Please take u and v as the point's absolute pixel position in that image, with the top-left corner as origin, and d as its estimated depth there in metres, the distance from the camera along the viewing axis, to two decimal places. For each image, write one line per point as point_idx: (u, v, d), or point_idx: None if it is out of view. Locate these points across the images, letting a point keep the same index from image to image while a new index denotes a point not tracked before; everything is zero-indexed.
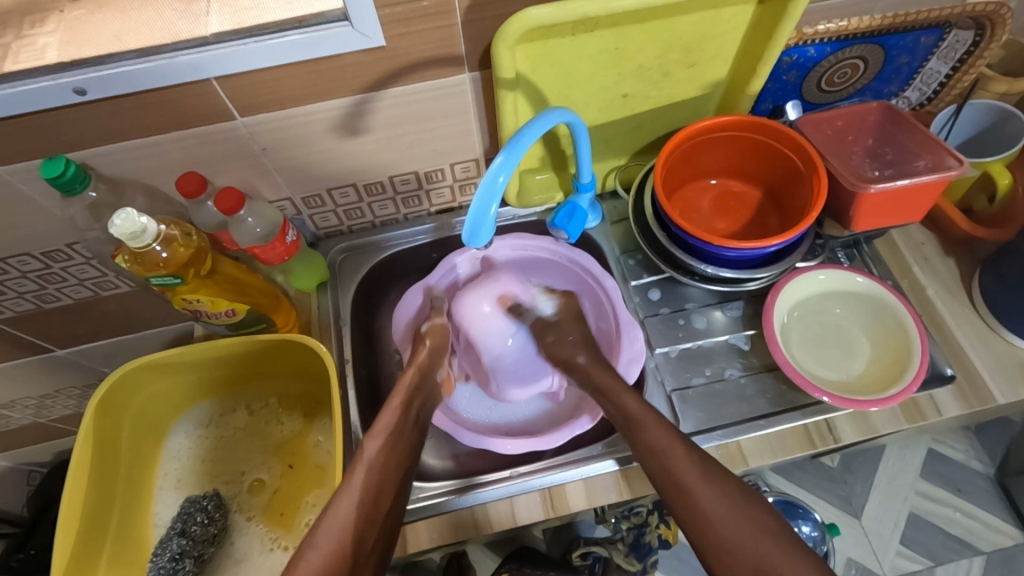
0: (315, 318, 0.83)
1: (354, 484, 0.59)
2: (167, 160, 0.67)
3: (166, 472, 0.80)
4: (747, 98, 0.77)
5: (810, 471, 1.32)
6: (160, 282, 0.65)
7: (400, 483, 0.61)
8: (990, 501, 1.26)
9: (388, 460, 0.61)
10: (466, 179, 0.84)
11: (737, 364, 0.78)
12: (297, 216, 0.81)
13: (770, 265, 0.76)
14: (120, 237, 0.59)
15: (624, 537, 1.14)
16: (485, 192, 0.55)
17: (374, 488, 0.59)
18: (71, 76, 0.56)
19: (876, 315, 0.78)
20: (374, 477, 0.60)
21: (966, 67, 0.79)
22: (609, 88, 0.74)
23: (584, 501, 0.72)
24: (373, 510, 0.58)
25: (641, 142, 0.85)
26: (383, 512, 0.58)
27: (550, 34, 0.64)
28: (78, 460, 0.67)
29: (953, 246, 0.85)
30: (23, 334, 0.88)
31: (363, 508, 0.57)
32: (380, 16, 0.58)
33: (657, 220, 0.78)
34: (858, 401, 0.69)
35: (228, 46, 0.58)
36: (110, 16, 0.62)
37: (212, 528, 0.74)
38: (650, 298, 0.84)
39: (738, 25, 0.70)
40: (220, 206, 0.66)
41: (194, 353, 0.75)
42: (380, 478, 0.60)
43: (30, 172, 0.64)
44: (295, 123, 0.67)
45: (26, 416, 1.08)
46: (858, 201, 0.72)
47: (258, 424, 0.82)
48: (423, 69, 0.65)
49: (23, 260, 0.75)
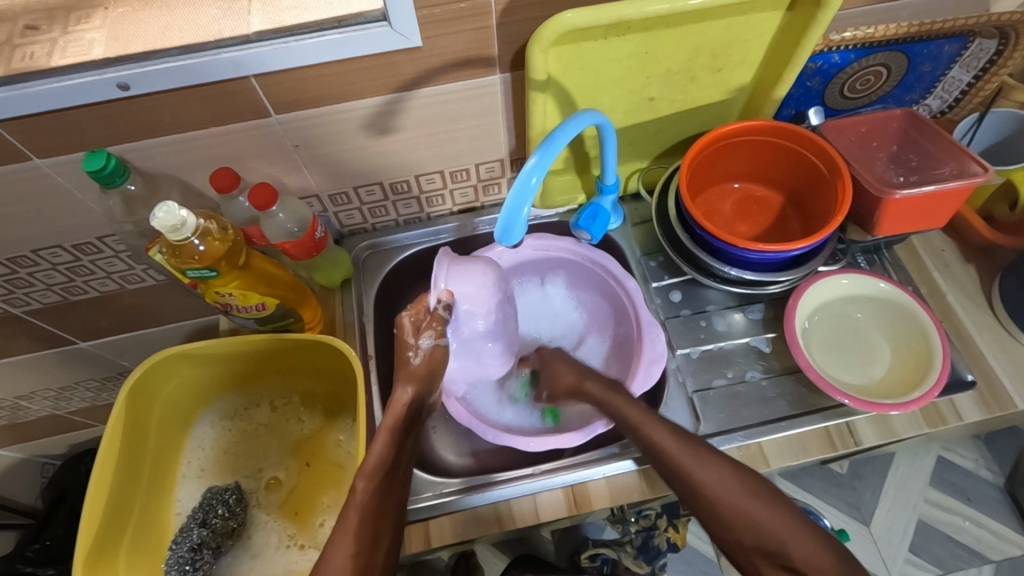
0: (340, 315, 0.84)
1: (344, 531, 0.57)
2: (201, 155, 0.69)
3: (189, 461, 0.81)
4: (771, 103, 0.78)
5: (819, 477, 1.32)
6: (197, 275, 0.66)
7: (392, 518, 0.60)
8: (999, 509, 1.26)
9: (379, 501, 0.59)
10: (490, 179, 0.85)
11: (757, 367, 0.79)
12: (323, 213, 0.82)
13: (793, 268, 0.77)
14: (160, 230, 0.60)
15: (631, 540, 1.12)
16: (519, 192, 0.56)
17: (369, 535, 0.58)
18: (116, 71, 0.57)
19: (897, 321, 0.78)
20: (366, 523, 0.58)
21: (989, 77, 0.80)
22: (635, 91, 0.75)
23: (606, 499, 0.72)
24: (367, 559, 0.56)
25: (663, 145, 0.86)
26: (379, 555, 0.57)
27: (581, 37, 0.65)
28: (107, 447, 0.68)
29: (972, 254, 0.85)
30: (48, 326, 0.89)
31: (356, 561, 0.55)
32: (417, 16, 0.59)
33: (681, 223, 0.79)
34: (880, 405, 0.70)
35: (269, 44, 0.59)
36: (151, 13, 0.63)
37: (232, 522, 0.74)
38: (671, 300, 0.85)
39: (766, 31, 0.71)
40: (253, 201, 0.67)
41: (223, 347, 0.76)
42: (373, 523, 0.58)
43: (67, 165, 0.65)
44: (328, 121, 0.68)
45: (44, 408, 1.09)
46: (882, 206, 0.72)
47: (280, 420, 0.83)
48: (455, 70, 0.66)
49: (54, 252, 0.76)
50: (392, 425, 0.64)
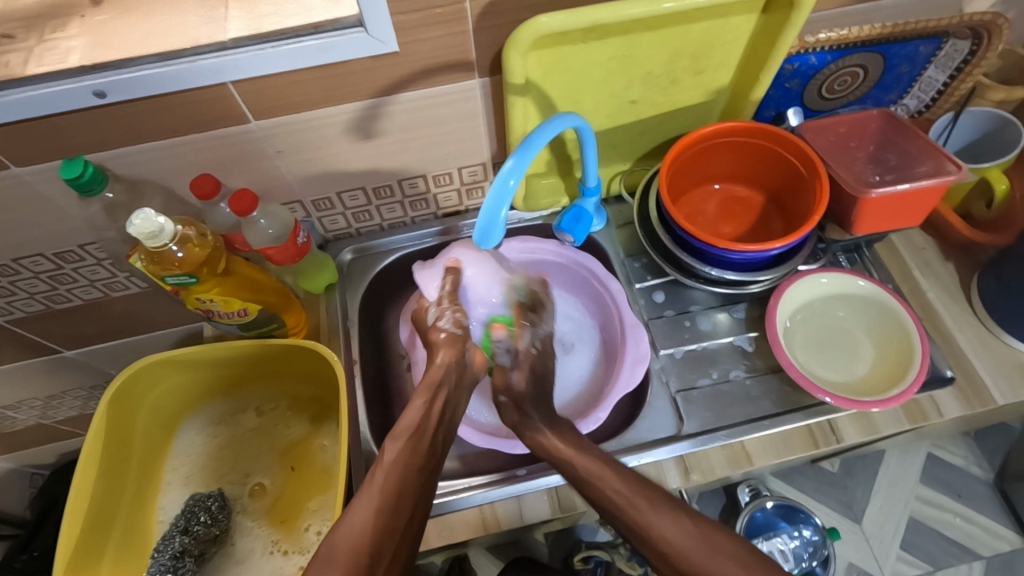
0: (325, 320, 0.84)
1: (370, 489, 0.56)
2: (181, 162, 0.69)
3: (174, 468, 0.81)
4: (750, 104, 0.79)
5: (811, 476, 1.32)
6: (175, 281, 0.66)
7: (421, 478, 0.59)
8: (990, 506, 1.27)
9: (407, 463, 0.59)
10: (473, 183, 0.85)
11: (741, 366, 0.80)
12: (307, 218, 0.82)
13: (773, 268, 0.77)
14: (137, 236, 0.60)
15: (625, 542, 1.11)
16: (496, 195, 0.56)
17: (394, 496, 0.56)
18: (93, 79, 0.57)
19: (878, 318, 0.79)
20: (392, 481, 0.57)
21: (964, 76, 0.81)
22: (615, 94, 0.75)
23: (590, 501, 0.73)
24: (393, 518, 0.55)
25: (645, 147, 0.86)
26: (402, 518, 0.55)
27: (558, 40, 0.66)
28: (89, 455, 0.68)
29: (952, 251, 0.86)
30: (33, 335, 0.89)
31: (378, 519, 0.54)
32: (395, 22, 0.60)
33: (663, 224, 0.79)
34: (860, 402, 0.70)
35: (246, 50, 0.59)
36: (129, 20, 0.63)
37: (214, 529, 0.74)
38: (655, 301, 0.85)
39: (742, 33, 0.71)
40: (235, 208, 0.68)
41: (206, 353, 0.76)
42: (399, 485, 0.57)
43: (46, 173, 0.65)
44: (309, 127, 0.68)
45: (31, 418, 1.08)
46: (859, 205, 0.73)
47: (265, 426, 0.83)
48: (434, 75, 0.67)
49: (36, 261, 0.76)
50: (426, 389, 0.65)
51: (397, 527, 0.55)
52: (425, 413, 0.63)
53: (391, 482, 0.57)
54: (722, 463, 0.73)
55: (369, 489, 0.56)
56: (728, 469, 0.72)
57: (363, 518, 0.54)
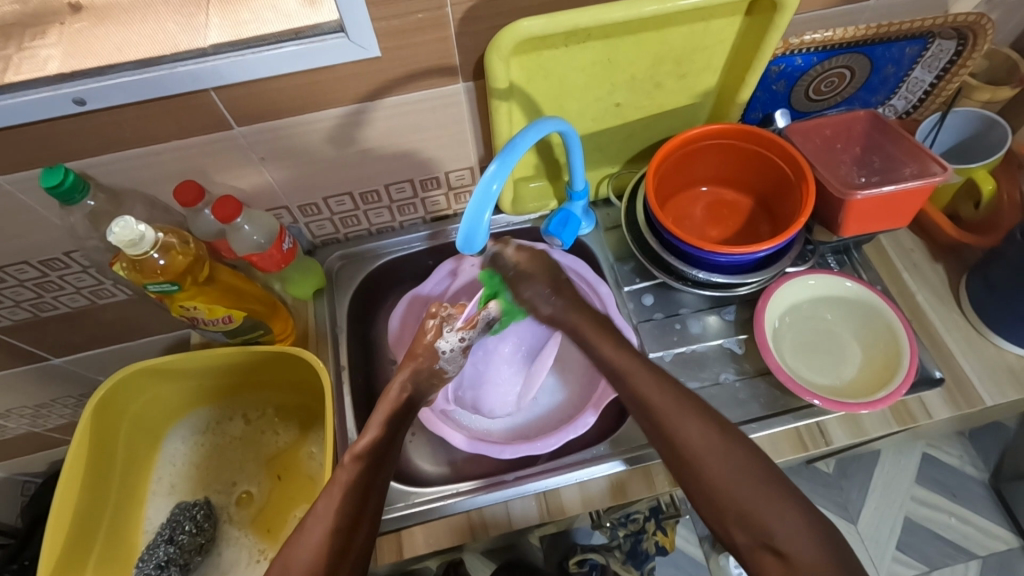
0: (312, 326, 0.83)
1: (324, 510, 0.58)
2: (164, 169, 0.68)
3: (159, 477, 0.80)
4: (736, 106, 0.79)
5: (806, 477, 1.32)
6: (158, 289, 0.65)
7: (376, 490, 0.61)
8: (986, 506, 1.27)
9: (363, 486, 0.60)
10: (461, 187, 0.85)
11: (730, 368, 0.79)
12: (294, 224, 0.82)
13: (761, 270, 0.77)
14: (118, 245, 0.60)
15: (620, 544, 1.13)
16: (479, 200, 0.56)
17: (349, 517, 0.58)
18: (71, 86, 0.57)
19: (866, 320, 0.79)
20: (348, 502, 0.59)
21: (950, 77, 0.81)
22: (599, 97, 0.75)
23: (579, 505, 0.72)
24: (347, 538, 0.57)
25: (632, 150, 0.86)
26: (353, 534, 0.57)
27: (541, 45, 0.66)
28: (71, 465, 0.67)
29: (940, 252, 0.86)
30: (19, 343, 0.88)
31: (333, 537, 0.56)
32: (376, 28, 0.60)
33: (650, 228, 0.79)
34: (848, 404, 0.70)
35: (226, 57, 0.59)
36: (109, 27, 0.63)
37: (200, 538, 0.74)
38: (644, 304, 0.85)
39: (726, 36, 0.71)
40: (218, 215, 0.67)
41: (191, 361, 0.75)
42: (354, 504, 0.58)
43: (27, 181, 0.64)
44: (293, 133, 0.68)
45: (20, 426, 1.08)
46: (845, 207, 0.73)
47: (251, 433, 0.82)
48: (417, 80, 0.66)
49: (21, 269, 0.75)
50: (389, 410, 0.67)
51: (351, 543, 0.57)
52: (385, 432, 0.65)
53: (346, 501, 0.58)
54: None
55: (323, 512, 0.58)
56: None
57: (319, 531, 0.57)
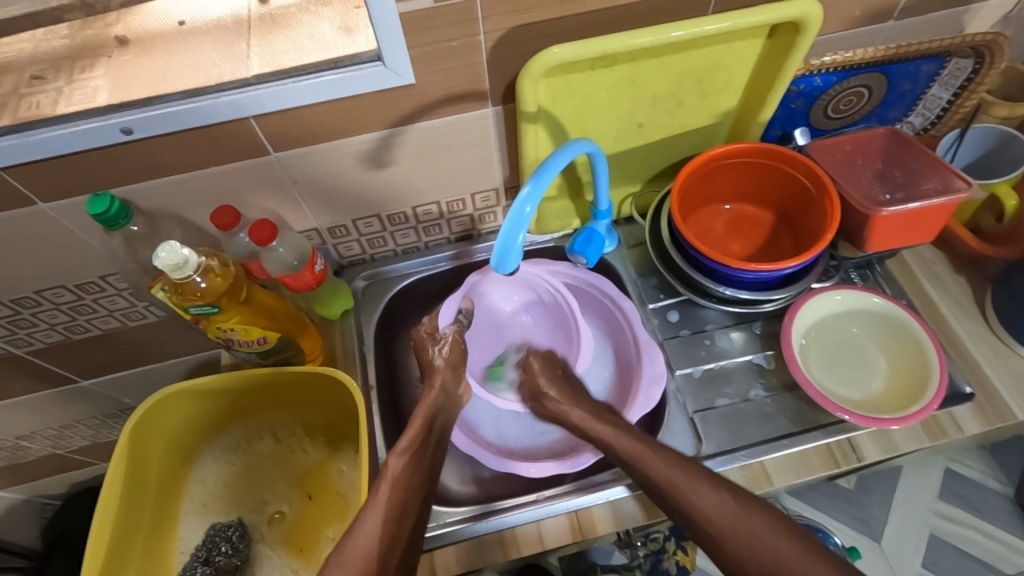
0: (340, 346, 0.84)
1: (374, 506, 0.60)
2: (202, 194, 0.70)
3: (191, 497, 0.81)
4: (757, 125, 0.81)
5: (826, 493, 1.31)
6: (198, 311, 0.67)
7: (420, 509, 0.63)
8: (1009, 521, 1.25)
9: (413, 479, 0.63)
10: (486, 208, 0.86)
11: (759, 384, 0.80)
12: (322, 245, 0.84)
13: (786, 286, 0.77)
14: (163, 269, 0.61)
15: (641, 564, 1.11)
16: (512, 223, 0.57)
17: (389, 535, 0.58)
18: (120, 116, 0.59)
19: (893, 334, 0.79)
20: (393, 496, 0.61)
21: (968, 94, 0.82)
22: (623, 118, 0.77)
23: (610, 523, 0.72)
24: (396, 527, 0.59)
25: (653, 170, 0.88)
26: (407, 529, 0.60)
27: (569, 69, 0.68)
28: (109, 487, 0.68)
29: (962, 265, 0.86)
30: (50, 365, 0.89)
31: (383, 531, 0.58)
32: (411, 56, 0.62)
33: (674, 245, 0.80)
34: (879, 420, 0.70)
35: (267, 86, 0.61)
36: (153, 59, 0.65)
37: (235, 559, 0.75)
38: (668, 320, 0.86)
39: (748, 58, 0.73)
40: (254, 237, 0.69)
41: (222, 382, 0.76)
42: (394, 522, 0.59)
43: (71, 208, 0.66)
44: (327, 156, 0.70)
45: (44, 448, 1.08)
46: (870, 223, 0.74)
47: (282, 452, 0.83)
48: (447, 105, 0.68)
49: (57, 293, 0.77)
50: (420, 426, 0.68)
51: (396, 542, 0.58)
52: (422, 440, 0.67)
53: (388, 526, 0.59)
54: (743, 485, 0.72)
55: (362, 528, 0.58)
56: (749, 490, 0.72)
57: (364, 542, 0.57)
